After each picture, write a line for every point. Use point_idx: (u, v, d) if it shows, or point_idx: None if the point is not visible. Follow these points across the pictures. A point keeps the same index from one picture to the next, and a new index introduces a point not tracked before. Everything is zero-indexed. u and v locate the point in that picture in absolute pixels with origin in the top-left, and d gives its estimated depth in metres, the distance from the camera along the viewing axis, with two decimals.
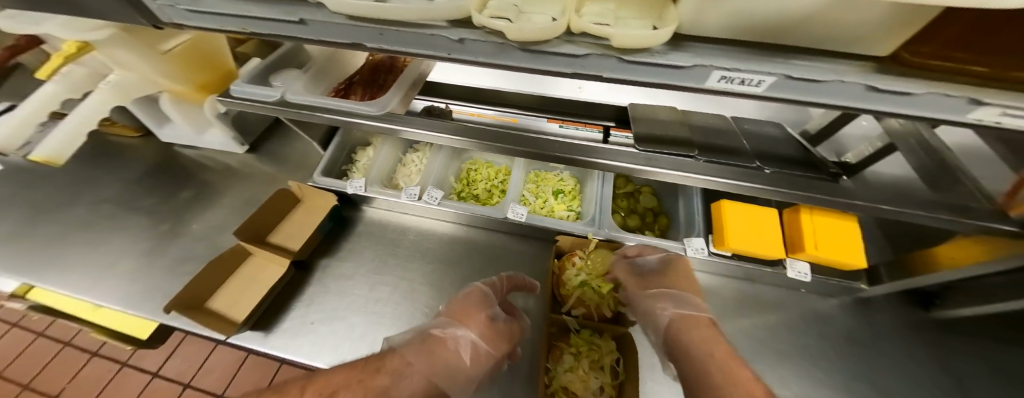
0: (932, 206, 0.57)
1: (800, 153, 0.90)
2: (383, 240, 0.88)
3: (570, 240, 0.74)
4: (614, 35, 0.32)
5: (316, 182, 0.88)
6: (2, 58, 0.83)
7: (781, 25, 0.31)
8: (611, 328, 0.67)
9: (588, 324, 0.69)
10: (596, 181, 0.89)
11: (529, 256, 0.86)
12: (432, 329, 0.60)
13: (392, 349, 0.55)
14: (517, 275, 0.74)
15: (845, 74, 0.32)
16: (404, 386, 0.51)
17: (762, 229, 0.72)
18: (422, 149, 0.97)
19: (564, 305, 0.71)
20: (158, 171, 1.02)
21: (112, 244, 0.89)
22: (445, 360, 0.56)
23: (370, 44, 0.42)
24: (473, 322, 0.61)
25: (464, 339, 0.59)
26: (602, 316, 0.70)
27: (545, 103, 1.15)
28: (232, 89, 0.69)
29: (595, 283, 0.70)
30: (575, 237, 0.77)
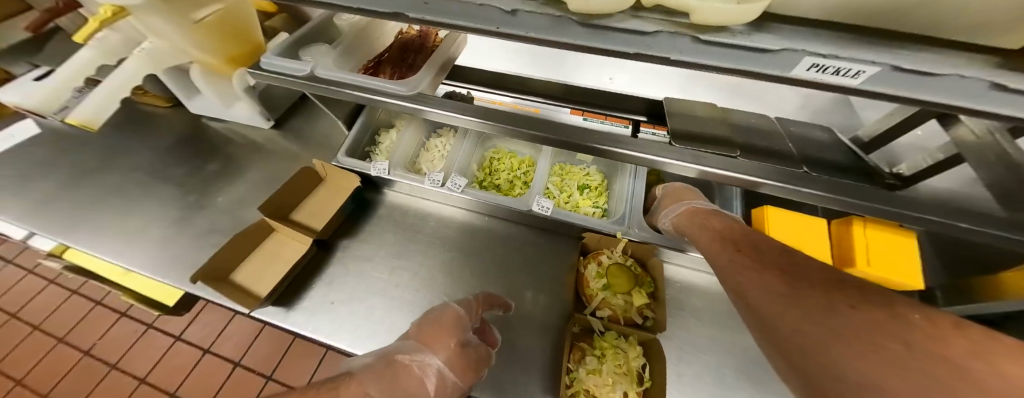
0: (1015, 226, 0.51)
1: (849, 160, 0.83)
2: (404, 225, 0.86)
3: (597, 237, 0.72)
4: (695, 10, 0.28)
5: (339, 161, 0.86)
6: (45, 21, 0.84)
7: (890, 8, 0.26)
8: (638, 334, 0.64)
9: (614, 327, 0.66)
10: (626, 178, 0.85)
11: (551, 251, 0.83)
12: (397, 353, 0.56)
13: (351, 375, 0.51)
14: (493, 295, 0.74)
15: (964, 68, 0.28)
16: None
17: (807, 241, 0.67)
18: (445, 134, 0.95)
19: (589, 305, 0.70)
20: (187, 142, 1.03)
21: (143, 211, 0.91)
22: (408, 388, 0.52)
23: (411, 14, 0.39)
24: (441, 346, 0.59)
25: (432, 366, 0.56)
26: (629, 320, 0.67)
27: (572, 93, 1.11)
28: (262, 61, 0.68)
29: (618, 293, 0.68)
30: (602, 235, 0.74)
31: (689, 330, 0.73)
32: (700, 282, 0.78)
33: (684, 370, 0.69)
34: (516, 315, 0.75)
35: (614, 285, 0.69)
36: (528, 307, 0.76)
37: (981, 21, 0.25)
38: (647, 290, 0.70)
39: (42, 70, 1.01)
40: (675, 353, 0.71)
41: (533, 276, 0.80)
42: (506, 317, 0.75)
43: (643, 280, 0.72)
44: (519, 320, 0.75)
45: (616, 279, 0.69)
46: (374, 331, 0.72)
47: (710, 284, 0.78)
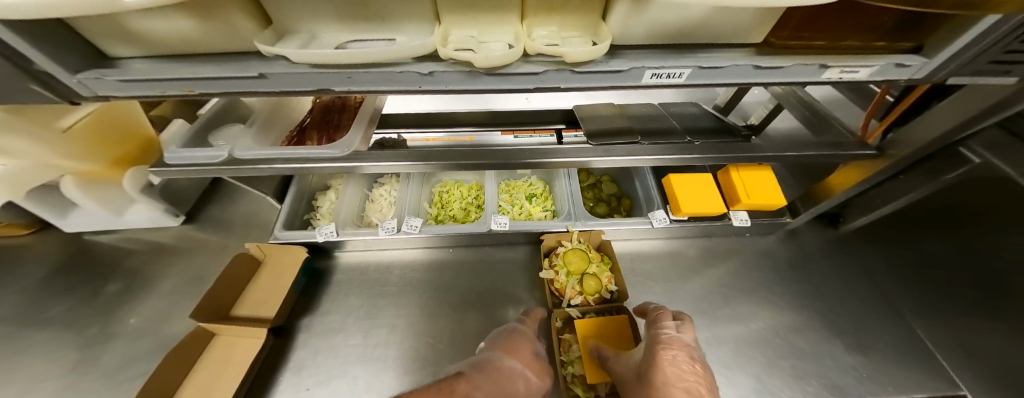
0: (816, 146, 0.73)
1: (716, 123, 1.07)
2: (367, 283, 0.84)
3: (554, 235, 0.80)
4: (567, 54, 0.38)
5: (276, 237, 0.81)
6: None
7: (684, 28, 0.41)
8: (611, 307, 0.75)
9: (590, 311, 0.75)
10: (562, 179, 0.96)
11: (518, 259, 0.90)
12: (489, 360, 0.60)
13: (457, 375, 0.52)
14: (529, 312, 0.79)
15: (737, 59, 0.42)
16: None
17: (709, 192, 0.82)
18: (387, 182, 0.96)
19: (563, 298, 0.77)
20: (69, 269, 0.86)
21: (17, 369, 0.72)
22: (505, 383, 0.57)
23: (337, 88, 0.43)
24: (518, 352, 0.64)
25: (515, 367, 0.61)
26: (599, 297, 0.76)
27: (494, 117, 1.22)
28: (164, 156, 0.62)
29: (574, 282, 0.77)
30: (557, 232, 0.83)
31: (647, 295, 0.85)
32: (642, 249, 0.92)
33: None
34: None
35: (573, 270, 0.77)
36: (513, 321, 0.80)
37: (733, 21, 0.40)
38: (607, 265, 0.80)
39: None
40: None
41: (510, 292, 0.84)
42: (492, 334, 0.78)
43: (600, 258, 0.82)
44: None
45: (572, 264, 0.77)
46: None
47: (651, 250, 0.92)
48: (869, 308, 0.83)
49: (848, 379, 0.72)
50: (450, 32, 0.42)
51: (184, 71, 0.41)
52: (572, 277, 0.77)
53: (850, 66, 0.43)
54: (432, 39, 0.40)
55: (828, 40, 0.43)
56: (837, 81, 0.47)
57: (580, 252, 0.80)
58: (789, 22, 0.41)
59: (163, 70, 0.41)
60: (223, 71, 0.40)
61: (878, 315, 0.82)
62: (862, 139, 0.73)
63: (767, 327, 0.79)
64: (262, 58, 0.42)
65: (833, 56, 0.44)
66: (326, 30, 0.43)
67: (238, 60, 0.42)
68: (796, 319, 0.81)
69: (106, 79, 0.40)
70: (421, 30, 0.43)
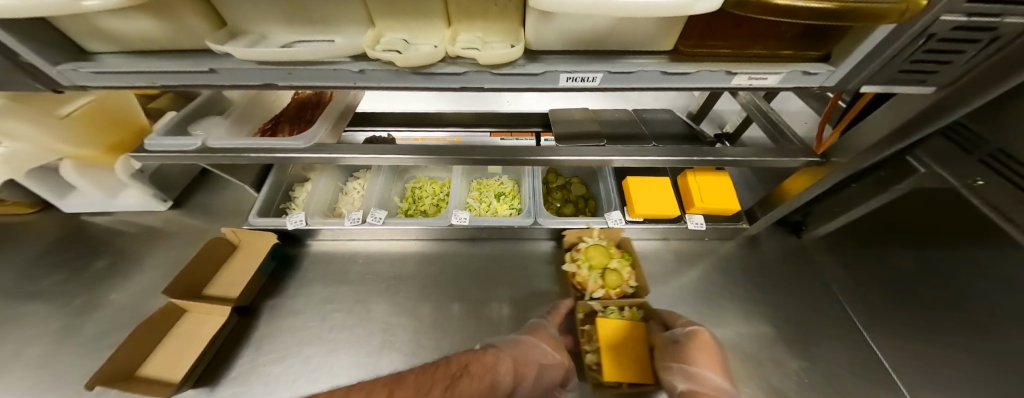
0: (765, 153, 0.75)
1: (687, 130, 1.09)
2: (333, 270, 0.89)
3: (575, 231, 0.83)
4: (480, 57, 0.42)
5: (251, 223, 0.86)
6: None
7: (595, 36, 0.44)
8: (630, 301, 0.78)
9: (611, 304, 0.78)
10: (528, 178, 0.99)
11: (480, 255, 0.94)
12: (519, 338, 0.68)
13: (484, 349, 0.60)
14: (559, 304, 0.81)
15: (646, 65, 0.45)
16: (501, 373, 0.56)
17: (665, 195, 0.84)
18: (362, 176, 1.01)
19: (585, 291, 0.79)
20: (64, 244, 0.93)
21: (7, 332, 0.78)
22: (528, 357, 0.64)
23: (282, 82, 0.48)
24: (542, 331, 0.71)
25: (541, 341, 0.68)
26: (621, 291, 0.79)
27: (478, 118, 1.26)
28: (146, 143, 0.68)
29: (594, 276, 0.80)
30: (579, 228, 0.87)
31: None
32: (601, 250, 0.95)
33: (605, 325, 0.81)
34: (454, 323, 0.81)
35: (595, 264, 0.80)
36: (466, 313, 0.83)
37: (638, 30, 0.43)
38: (627, 260, 0.83)
39: None
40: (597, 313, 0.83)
41: (468, 285, 0.88)
42: (446, 323, 0.81)
43: (620, 254, 0.84)
44: (460, 328, 0.80)
45: (594, 259, 0.81)
46: (314, 379, 0.71)
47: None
48: (821, 317, 0.83)
49: (789, 384, 0.73)
50: (383, 35, 0.47)
51: (148, 65, 0.46)
52: (593, 272, 0.80)
53: (754, 74, 0.46)
54: (364, 41, 0.45)
55: (735, 49, 0.46)
56: (751, 87, 0.50)
57: (601, 247, 0.83)
58: (694, 32, 0.44)
59: (131, 63, 0.47)
60: (178, 65, 0.45)
61: (830, 323, 0.82)
62: (813, 148, 0.75)
63: (715, 329, 0.81)
64: (216, 54, 0.47)
65: (741, 65, 0.46)
66: (275, 31, 0.48)
67: (195, 56, 0.47)
68: (745, 323, 0.82)
69: (81, 71, 0.46)
70: (359, 33, 0.48)
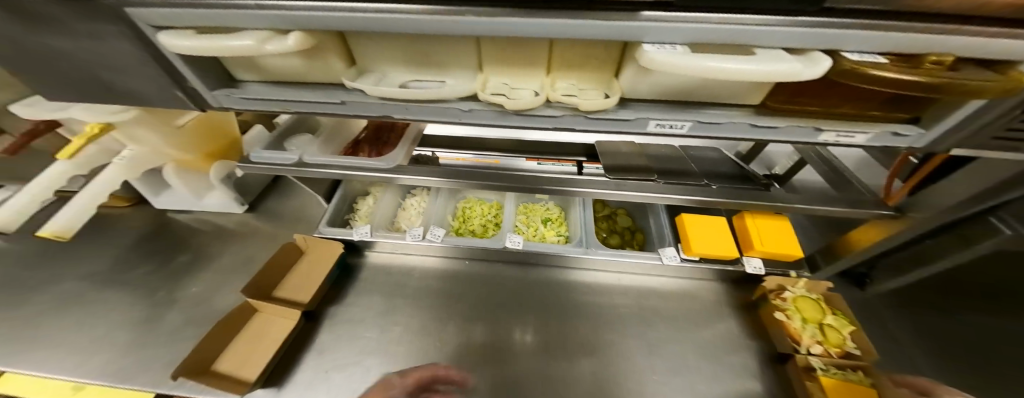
0: (829, 201, 0.75)
1: (737, 170, 1.09)
2: (390, 283, 0.93)
3: (779, 279, 0.78)
4: (582, 105, 0.47)
5: (321, 232, 0.93)
6: (15, 144, 0.75)
7: (686, 89, 0.48)
8: (861, 365, 0.67)
9: (834, 363, 0.68)
10: (579, 207, 1.02)
11: (516, 281, 0.95)
12: None
13: None
14: None
15: (734, 118, 0.48)
16: None
17: (722, 237, 0.84)
18: (419, 193, 1.07)
19: (800, 344, 0.71)
20: (153, 237, 1.03)
21: (103, 316, 0.86)
22: None
23: (397, 115, 0.53)
24: None
25: None
26: (843, 353, 0.70)
27: (521, 145, 1.32)
28: (250, 155, 0.77)
29: (812, 330, 0.72)
30: (777, 275, 0.81)
31: (644, 331, 0.85)
32: (648, 285, 0.94)
33: (654, 361, 0.79)
34: (488, 349, 0.81)
35: (808, 317, 0.74)
36: (515, 337, 0.83)
37: (730, 86, 0.46)
38: (847, 319, 0.73)
39: None
40: (644, 348, 0.82)
41: (504, 311, 0.88)
42: (497, 346, 0.82)
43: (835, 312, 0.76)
44: (504, 352, 0.80)
45: (807, 311, 0.74)
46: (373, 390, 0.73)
47: (655, 287, 0.93)
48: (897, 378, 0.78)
49: None
50: (489, 80, 0.53)
51: (287, 94, 0.54)
52: (809, 324, 0.73)
53: (843, 131, 0.47)
54: (475, 86, 0.51)
55: (822, 107, 0.48)
56: (836, 143, 0.51)
57: (810, 300, 0.76)
58: (783, 91, 0.47)
59: (273, 92, 0.55)
60: (315, 97, 0.53)
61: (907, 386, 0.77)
62: (882, 200, 0.74)
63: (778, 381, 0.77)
64: (345, 88, 0.54)
65: (828, 122, 0.48)
66: (394, 72, 0.55)
67: (325, 89, 0.55)
68: None
69: (233, 96, 0.55)
70: (467, 76, 0.54)
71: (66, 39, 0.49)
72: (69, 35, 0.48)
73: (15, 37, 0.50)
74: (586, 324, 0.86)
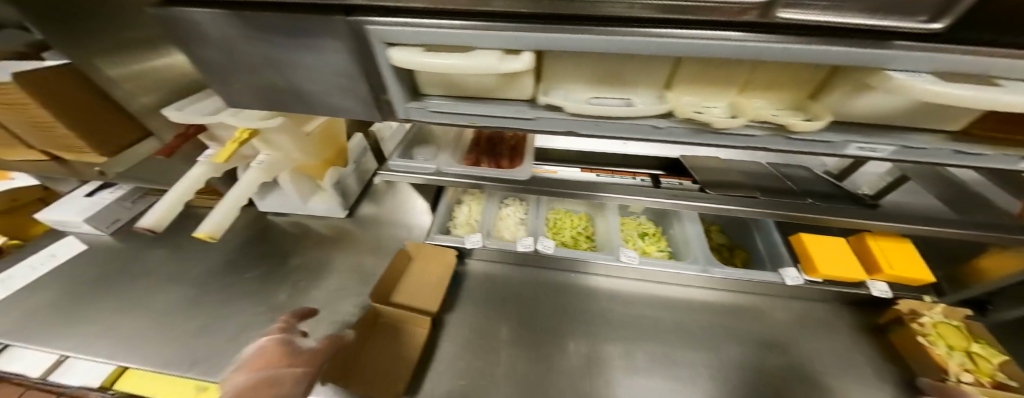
0: (970, 225, 0.74)
1: (834, 189, 1.07)
2: (499, 292, 0.95)
3: (915, 302, 0.77)
4: (795, 125, 0.47)
5: (432, 238, 0.98)
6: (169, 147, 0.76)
7: (891, 113, 0.48)
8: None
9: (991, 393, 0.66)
10: (688, 223, 0.95)
11: (599, 295, 0.94)
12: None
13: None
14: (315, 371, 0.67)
15: (940, 142, 0.48)
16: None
17: (846, 258, 0.83)
18: (512, 204, 1.11)
19: (946, 372, 0.70)
20: (258, 239, 1.05)
21: (223, 314, 0.87)
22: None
23: (584, 131, 0.54)
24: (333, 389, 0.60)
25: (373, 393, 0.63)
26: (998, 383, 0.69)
27: (601, 158, 1.33)
28: (391, 163, 0.83)
29: (959, 357, 0.73)
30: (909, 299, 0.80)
31: (761, 351, 0.83)
32: (729, 302, 0.92)
33: (784, 383, 0.77)
34: (562, 363, 0.80)
35: (955, 344, 0.74)
36: (636, 353, 0.82)
37: (945, 111, 0.46)
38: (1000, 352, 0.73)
39: (113, 191, 1.06)
40: (772, 369, 0.79)
41: (573, 323, 0.88)
42: (619, 361, 0.81)
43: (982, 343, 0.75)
44: (623, 371, 0.79)
45: (951, 338, 0.75)
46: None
47: (731, 304, 0.91)
48: None
49: None
50: (679, 98, 0.53)
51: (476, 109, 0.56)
52: (957, 352, 0.73)
53: None
54: (671, 104, 0.52)
55: None
56: None
57: (952, 329, 0.77)
58: (995, 118, 0.47)
59: (461, 106, 0.57)
60: (504, 112, 0.55)
61: None
62: None
63: None
64: (530, 103, 0.56)
65: None
66: (577, 89, 0.56)
67: (510, 103, 0.57)
68: None
69: (424, 109, 0.58)
70: (652, 95, 0.55)
71: (286, 50, 0.52)
72: (291, 47, 0.51)
73: (237, 48, 0.53)
74: (699, 342, 0.84)
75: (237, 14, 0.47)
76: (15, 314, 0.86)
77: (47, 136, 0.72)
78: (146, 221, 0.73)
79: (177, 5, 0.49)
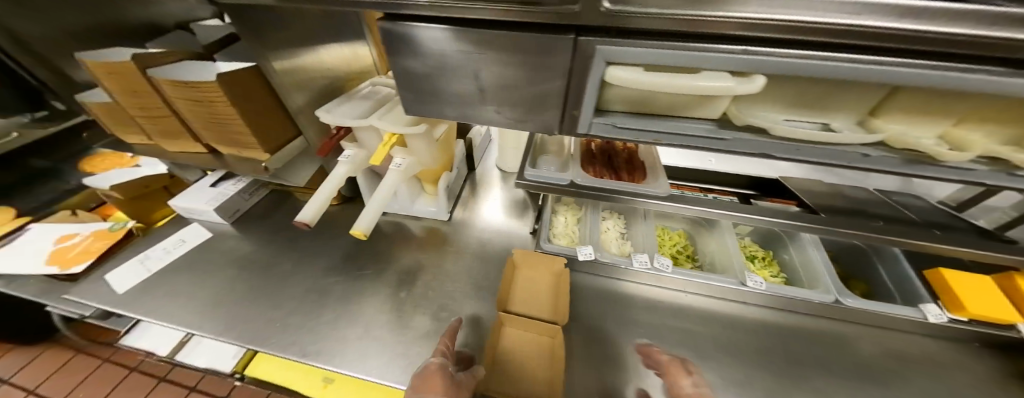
0: None
1: (963, 222, 1.01)
2: (612, 307, 0.91)
3: None
4: None
5: (542, 249, 0.98)
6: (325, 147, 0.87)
7: None
8: None
9: None
10: (812, 249, 0.91)
11: (724, 318, 0.88)
12: None
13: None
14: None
15: None
16: None
17: (996, 297, 0.78)
18: (610, 217, 1.06)
19: None
20: (367, 236, 1.10)
21: (347, 307, 0.91)
22: None
23: (780, 154, 0.53)
24: None
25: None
26: None
27: (690, 176, 1.32)
28: (528, 173, 0.84)
29: None
30: None
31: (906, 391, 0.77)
32: (841, 331, 0.86)
33: None
34: None
35: None
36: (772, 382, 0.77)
37: None
38: None
39: (237, 182, 1.14)
40: None
41: (637, 333, 0.86)
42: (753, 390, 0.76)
43: None
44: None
45: None
46: None
47: (866, 338, 0.85)
48: None
49: None
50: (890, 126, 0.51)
51: (664, 127, 0.57)
52: None
53: None
54: (886, 131, 0.50)
55: None
56: None
57: None
58: None
59: (647, 124, 0.57)
60: (696, 132, 0.55)
61: None
62: None
63: None
64: (718, 124, 0.56)
65: None
66: (769, 111, 0.55)
67: (698, 124, 0.57)
68: None
69: (611, 125, 0.58)
70: (852, 124, 0.54)
71: (495, 64, 0.55)
72: (501, 62, 0.54)
73: (446, 60, 0.57)
74: (840, 377, 0.78)
75: (467, 32, 0.52)
76: (166, 295, 0.92)
77: (222, 131, 0.77)
78: (304, 216, 0.78)
79: (407, 21, 0.54)
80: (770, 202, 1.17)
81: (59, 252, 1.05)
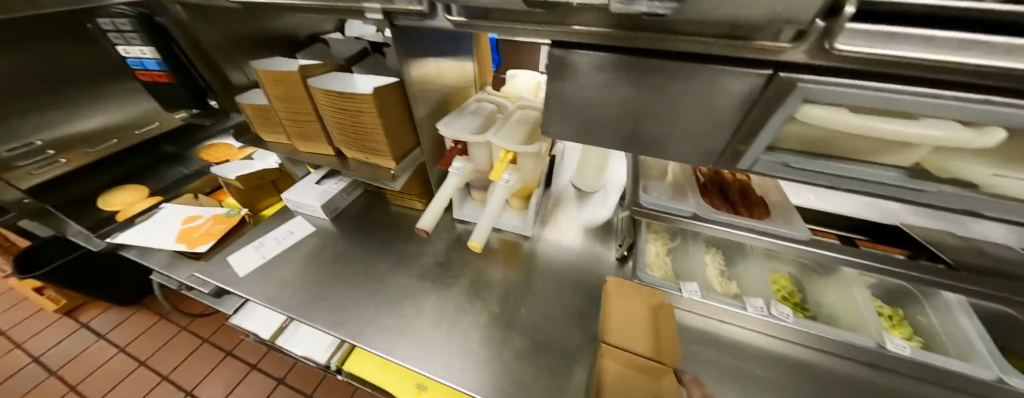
0: None
1: None
2: (718, 354, 0.83)
3: None
4: None
5: (641, 279, 0.90)
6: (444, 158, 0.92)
7: None
8: None
9: None
10: (964, 318, 0.80)
11: (860, 386, 0.77)
12: None
13: None
14: None
15: None
16: None
17: None
18: (709, 252, 0.98)
19: None
20: (455, 245, 1.12)
21: (441, 316, 0.92)
22: None
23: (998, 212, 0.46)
24: None
25: None
26: None
27: None
28: (645, 200, 0.79)
29: None
30: None
31: None
32: None
33: None
34: None
35: None
36: None
37: None
38: None
39: (337, 181, 1.23)
40: None
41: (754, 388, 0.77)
42: None
43: None
44: None
45: None
46: None
47: None
48: None
49: None
50: None
51: (847, 170, 0.51)
52: None
53: None
54: None
55: None
56: None
57: None
58: None
59: (827, 164, 0.52)
60: (891, 178, 0.49)
61: None
62: None
63: None
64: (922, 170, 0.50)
65: None
66: None
67: (893, 169, 0.50)
68: None
69: (781, 164, 0.54)
70: None
71: (663, 94, 0.53)
72: (671, 91, 0.53)
73: (606, 89, 0.56)
74: None
75: (642, 62, 0.51)
76: (279, 283, 0.99)
77: (357, 138, 0.83)
78: (424, 224, 0.82)
79: (572, 49, 0.55)
80: (886, 251, 0.94)
81: (186, 231, 1.17)
